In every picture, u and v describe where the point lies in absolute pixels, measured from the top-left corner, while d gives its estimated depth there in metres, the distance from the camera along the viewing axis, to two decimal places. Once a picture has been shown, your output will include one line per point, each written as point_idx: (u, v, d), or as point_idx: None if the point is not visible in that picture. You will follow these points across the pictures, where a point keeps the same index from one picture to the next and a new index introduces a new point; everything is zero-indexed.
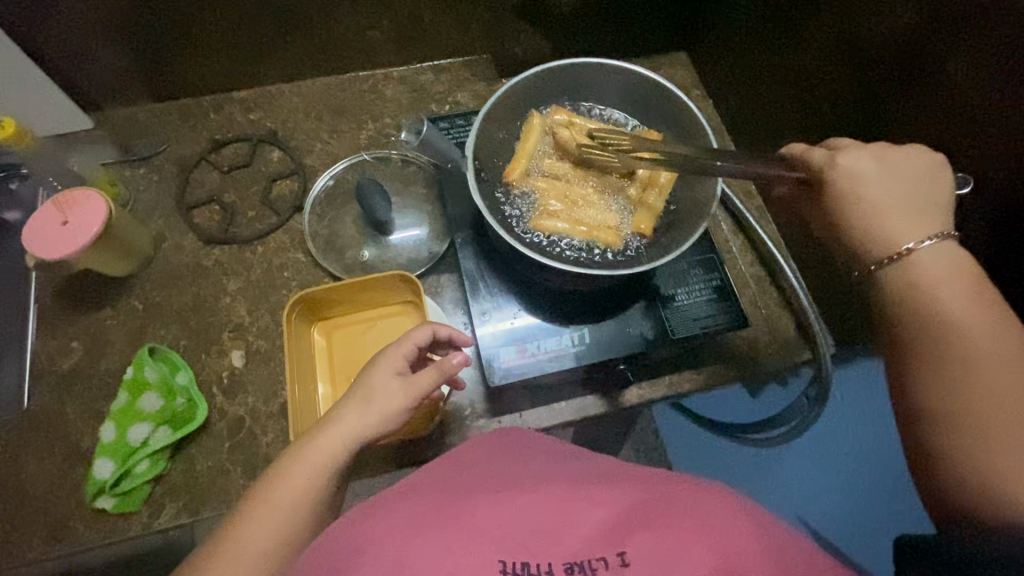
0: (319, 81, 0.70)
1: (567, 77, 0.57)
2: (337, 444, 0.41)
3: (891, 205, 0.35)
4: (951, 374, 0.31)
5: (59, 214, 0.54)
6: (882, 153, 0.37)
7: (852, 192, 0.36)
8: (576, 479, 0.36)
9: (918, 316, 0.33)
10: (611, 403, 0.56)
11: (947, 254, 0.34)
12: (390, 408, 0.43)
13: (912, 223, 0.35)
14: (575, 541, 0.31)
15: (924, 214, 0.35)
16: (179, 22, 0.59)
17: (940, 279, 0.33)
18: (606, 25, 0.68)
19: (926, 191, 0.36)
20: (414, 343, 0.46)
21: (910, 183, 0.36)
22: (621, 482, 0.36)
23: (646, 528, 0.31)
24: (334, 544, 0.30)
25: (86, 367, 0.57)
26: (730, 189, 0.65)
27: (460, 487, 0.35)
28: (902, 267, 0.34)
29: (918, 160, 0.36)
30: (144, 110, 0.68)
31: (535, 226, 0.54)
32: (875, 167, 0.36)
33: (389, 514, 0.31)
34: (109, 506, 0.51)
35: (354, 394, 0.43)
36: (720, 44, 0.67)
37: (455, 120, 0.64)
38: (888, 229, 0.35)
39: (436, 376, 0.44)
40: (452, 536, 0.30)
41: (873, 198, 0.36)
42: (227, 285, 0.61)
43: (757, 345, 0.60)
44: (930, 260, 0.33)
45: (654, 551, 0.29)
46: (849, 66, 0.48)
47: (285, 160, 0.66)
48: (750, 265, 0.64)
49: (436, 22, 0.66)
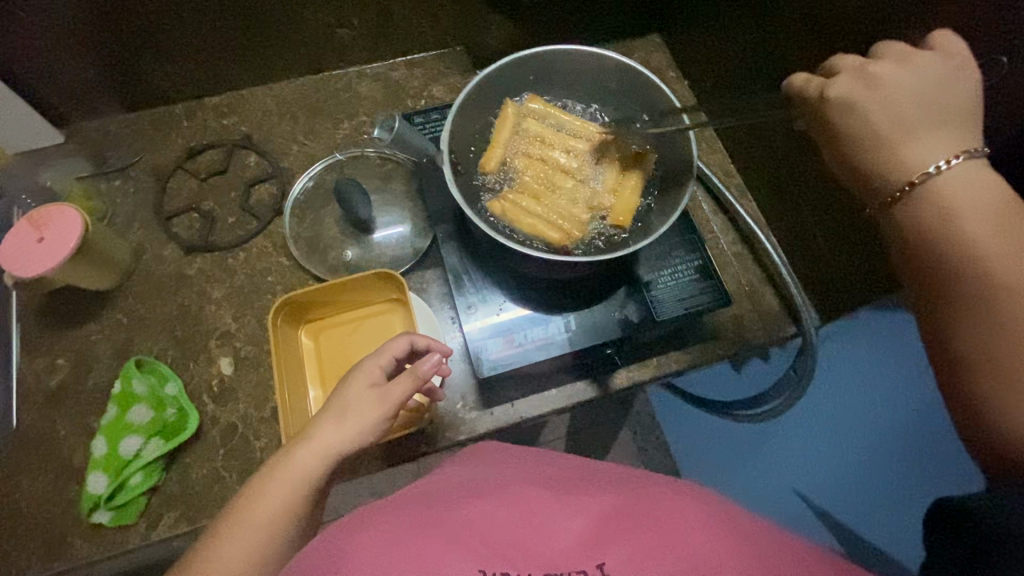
0: (293, 82, 0.70)
1: (540, 66, 0.57)
2: (316, 455, 0.41)
3: (899, 127, 0.32)
4: (970, 288, 0.28)
5: (34, 231, 0.53)
6: (878, 71, 0.33)
7: (863, 120, 0.33)
8: (554, 488, 0.37)
9: (937, 237, 0.30)
10: (601, 388, 0.57)
11: (979, 173, 0.30)
12: (366, 422, 0.43)
13: (930, 141, 0.31)
14: (553, 552, 0.31)
15: (957, 129, 0.31)
16: (144, 29, 0.58)
17: (969, 196, 0.29)
18: (578, 13, 0.68)
19: (942, 101, 0.32)
20: (391, 355, 0.46)
21: (922, 96, 0.32)
22: (599, 491, 0.37)
23: (622, 540, 0.31)
24: (314, 560, 0.31)
25: (73, 383, 0.57)
26: (708, 168, 0.66)
27: (439, 500, 0.35)
28: (933, 188, 0.30)
29: (932, 66, 0.32)
30: (115, 121, 0.67)
31: (492, 206, 0.54)
32: (876, 88, 0.32)
33: (367, 531, 0.32)
34: (105, 520, 0.51)
35: (332, 407, 0.44)
36: (693, 24, 0.67)
37: (429, 114, 0.64)
38: (909, 150, 0.31)
39: (411, 385, 0.44)
40: (430, 548, 0.30)
41: (884, 124, 0.32)
42: (211, 293, 0.60)
43: (741, 321, 0.61)
44: (957, 180, 0.30)
45: (630, 562, 0.30)
46: (817, 39, 0.48)
47: (262, 163, 0.66)
48: (731, 244, 0.64)
49: (405, 18, 0.65)
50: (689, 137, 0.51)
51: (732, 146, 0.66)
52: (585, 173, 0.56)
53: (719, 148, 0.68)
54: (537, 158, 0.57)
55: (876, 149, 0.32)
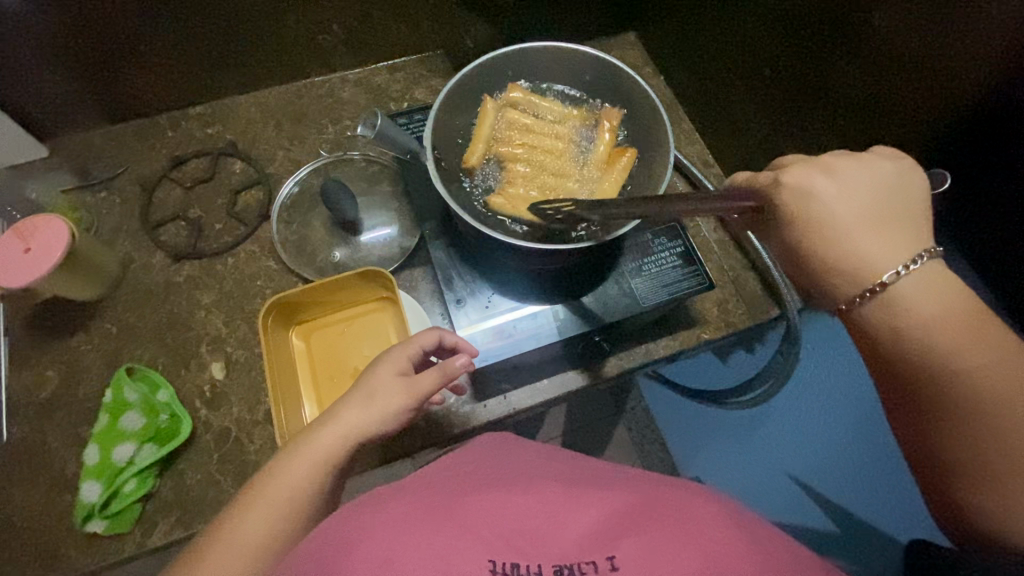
0: (275, 89, 0.71)
1: (518, 63, 0.59)
2: (337, 442, 0.42)
3: (855, 219, 0.31)
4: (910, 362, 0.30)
5: (21, 242, 0.53)
6: (831, 163, 0.33)
7: (821, 215, 0.32)
8: (566, 484, 0.37)
9: (894, 337, 0.30)
10: (592, 376, 0.58)
11: (934, 277, 0.30)
12: (392, 405, 0.43)
13: (883, 241, 0.31)
14: (564, 545, 0.31)
15: (908, 234, 0.31)
16: (126, 41, 0.59)
17: (922, 306, 0.30)
18: (555, 13, 0.70)
19: (894, 202, 0.32)
20: (420, 346, 0.47)
21: (874, 203, 0.31)
22: (612, 488, 0.37)
23: (635, 535, 0.31)
24: (326, 544, 0.30)
25: (64, 394, 0.57)
26: (687, 159, 0.67)
27: (453, 491, 0.35)
28: (884, 302, 0.30)
29: (881, 175, 0.32)
30: (98, 133, 0.67)
31: (493, 200, 0.54)
32: (835, 186, 0.32)
33: (379, 515, 0.31)
34: (99, 529, 0.50)
35: (360, 388, 0.44)
36: (666, 20, 0.69)
37: (412, 115, 0.65)
38: (871, 253, 0.31)
39: (439, 379, 0.45)
40: (443, 537, 0.30)
41: (842, 217, 0.31)
42: (200, 299, 0.61)
43: (726, 306, 0.62)
44: (912, 289, 0.30)
45: (643, 555, 0.30)
46: (783, 29, 0.51)
47: (247, 170, 0.67)
48: (713, 231, 0.66)
49: (385, 23, 0.67)
50: (669, 132, 0.53)
51: (710, 136, 0.68)
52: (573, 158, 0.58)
53: (697, 140, 0.70)
54: (523, 147, 0.58)
55: (835, 241, 0.31)
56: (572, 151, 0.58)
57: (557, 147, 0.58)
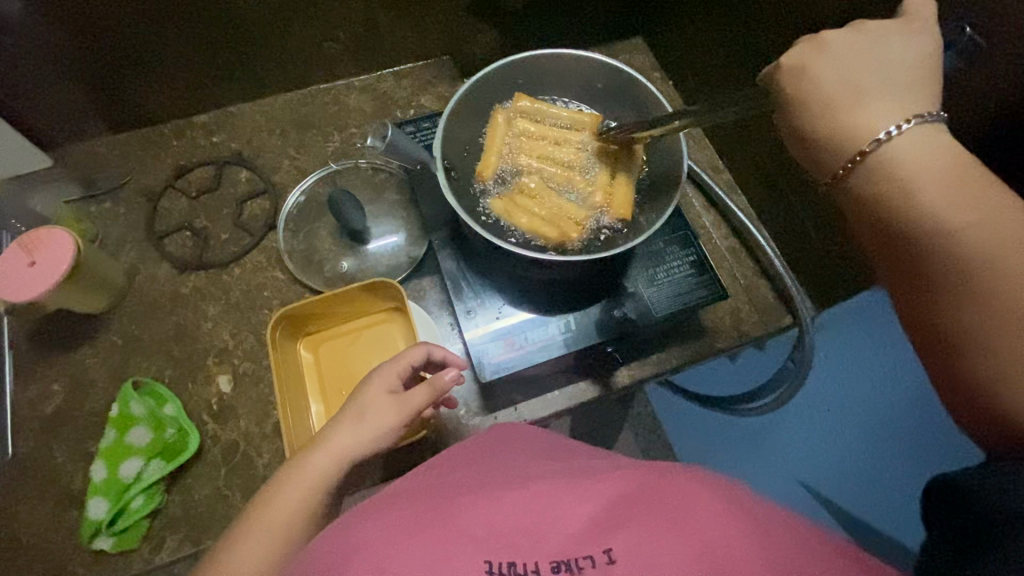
0: (280, 97, 0.70)
1: (526, 71, 0.58)
2: (333, 461, 0.41)
3: (860, 83, 0.31)
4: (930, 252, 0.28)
5: (25, 254, 0.53)
6: (831, 38, 0.33)
7: (814, 82, 0.33)
8: (564, 477, 0.35)
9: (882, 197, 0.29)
10: (604, 387, 0.57)
11: (929, 136, 0.29)
12: (382, 424, 0.43)
13: (885, 106, 0.31)
14: (562, 539, 0.30)
15: (912, 96, 0.31)
16: (129, 49, 0.58)
17: (922, 164, 0.29)
18: (563, 18, 0.69)
19: (892, 68, 0.32)
20: (409, 361, 0.46)
21: (871, 65, 0.32)
22: (610, 478, 0.35)
23: (632, 525, 0.30)
24: (318, 553, 0.29)
25: (70, 409, 0.56)
26: (698, 165, 0.66)
27: (447, 492, 0.34)
28: (884, 155, 0.29)
29: (887, 45, 0.32)
30: (103, 142, 0.67)
31: (500, 208, 0.55)
32: (829, 54, 0.33)
33: (372, 521, 0.30)
34: (106, 546, 0.50)
35: (348, 410, 0.44)
36: (674, 26, 0.68)
37: (420, 123, 0.64)
38: (869, 113, 0.31)
39: (429, 395, 0.44)
40: (436, 539, 0.28)
41: (834, 86, 0.32)
42: (207, 310, 0.60)
43: (738, 314, 0.61)
44: (908, 147, 0.29)
45: (642, 547, 0.28)
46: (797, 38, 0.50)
47: (253, 179, 0.66)
48: (725, 238, 0.65)
49: (391, 29, 0.66)
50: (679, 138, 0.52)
51: (718, 142, 0.67)
52: (584, 164, 0.57)
53: (707, 145, 0.69)
54: (530, 157, 0.57)
55: (835, 111, 0.32)
56: (583, 154, 0.57)
57: (569, 152, 0.57)
